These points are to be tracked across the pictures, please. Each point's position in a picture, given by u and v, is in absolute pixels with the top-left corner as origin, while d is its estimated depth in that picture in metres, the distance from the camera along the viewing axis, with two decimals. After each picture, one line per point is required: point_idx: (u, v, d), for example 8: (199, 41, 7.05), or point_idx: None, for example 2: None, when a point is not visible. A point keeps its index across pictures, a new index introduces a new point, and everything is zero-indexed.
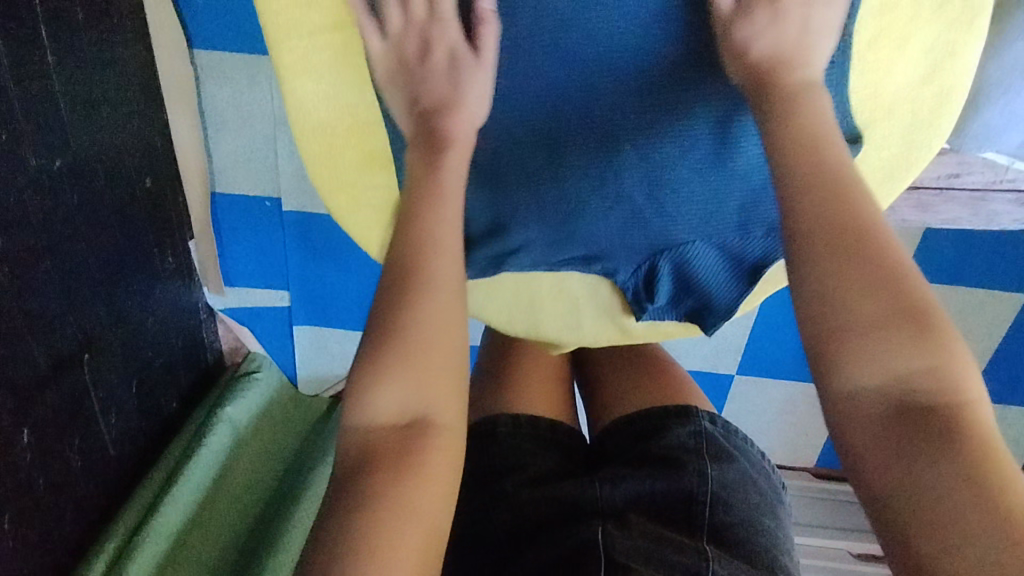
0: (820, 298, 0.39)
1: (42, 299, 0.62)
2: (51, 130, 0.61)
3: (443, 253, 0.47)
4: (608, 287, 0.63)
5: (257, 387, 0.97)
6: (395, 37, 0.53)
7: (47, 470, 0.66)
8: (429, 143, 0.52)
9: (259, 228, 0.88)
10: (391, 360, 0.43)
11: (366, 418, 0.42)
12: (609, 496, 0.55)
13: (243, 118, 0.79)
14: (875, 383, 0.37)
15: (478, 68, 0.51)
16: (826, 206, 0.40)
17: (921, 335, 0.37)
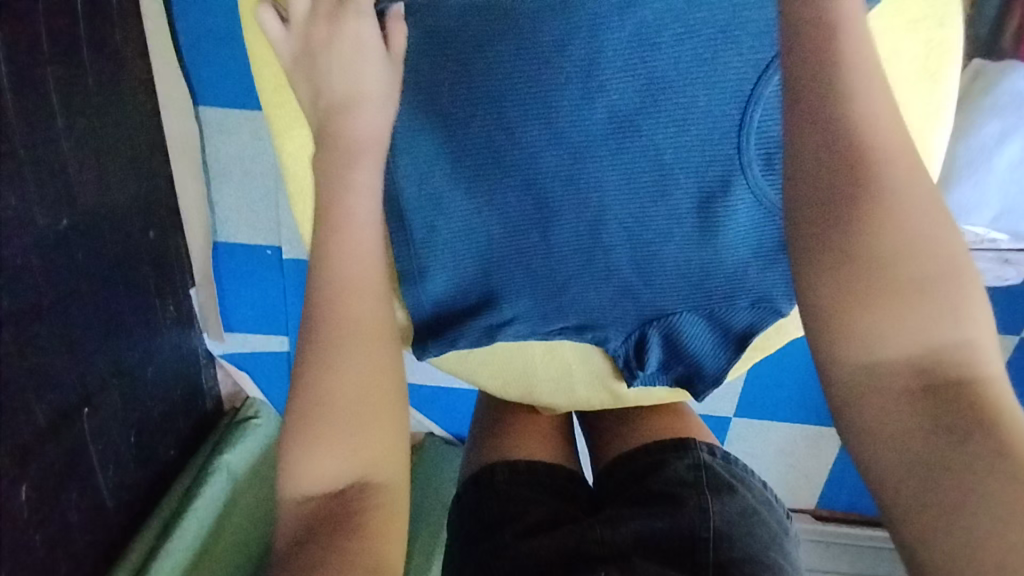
0: (847, 261, 0.38)
1: (44, 354, 0.63)
2: (58, 189, 0.63)
3: (355, 295, 0.46)
4: (599, 352, 0.64)
5: (257, 432, 0.97)
6: (298, 29, 0.52)
7: (43, 526, 0.65)
8: (331, 148, 0.49)
9: (261, 276, 0.90)
10: (323, 424, 0.43)
11: (296, 486, 0.43)
12: (611, 538, 0.54)
13: (247, 173, 0.82)
14: (897, 354, 0.37)
15: (379, 58, 0.51)
16: (844, 234, 0.38)
17: (946, 306, 0.37)
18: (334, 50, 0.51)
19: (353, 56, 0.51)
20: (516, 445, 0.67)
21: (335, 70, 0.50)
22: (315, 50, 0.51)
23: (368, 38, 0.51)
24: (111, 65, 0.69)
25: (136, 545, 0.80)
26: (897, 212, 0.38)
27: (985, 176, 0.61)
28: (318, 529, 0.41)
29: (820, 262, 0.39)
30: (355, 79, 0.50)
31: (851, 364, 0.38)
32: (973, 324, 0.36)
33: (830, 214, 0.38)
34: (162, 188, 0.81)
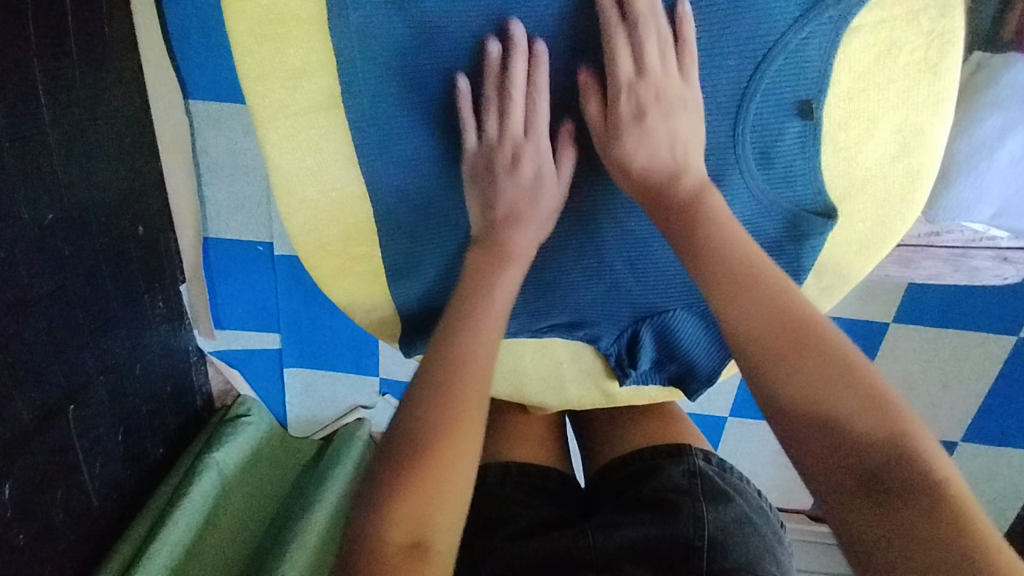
0: (774, 355, 0.42)
1: (28, 349, 0.62)
2: (44, 182, 0.62)
3: (474, 371, 0.47)
4: (592, 352, 0.63)
5: (245, 432, 0.95)
6: (490, 139, 0.52)
7: (28, 525, 0.64)
8: (489, 253, 0.53)
9: (251, 273, 0.89)
10: (413, 480, 0.43)
11: (375, 537, 0.42)
12: (603, 544, 0.54)
13: (237, 167, 0.81)
14: (841, 428, 0.40)
15: (558, 184, 0.53)
16: (766, 321, 0.43)
17: (875, 402, 0.40)
18: (518, 174, 0.53)
19: (539, 182, 0.53)
20: (509, 444, 0.68)
21: (507, 188, 0.53)
22: (495, 171, 0.53)
23: (547, 160, 0.53)
24: (99, 55, 0.68)
25: (123, 545, 0.79)
26: (821, 355, 0.42)
27: (991, 173, 0.55)
28: (392, 562, 0.41)
29: (760, 358, 0.43)
30: (530, 205, 0.53)
31: (802, 437, 0.41)
32: (915, 435, 0.39)
33: (753, 305, 0.44)
34: (152, 181, 0.80)
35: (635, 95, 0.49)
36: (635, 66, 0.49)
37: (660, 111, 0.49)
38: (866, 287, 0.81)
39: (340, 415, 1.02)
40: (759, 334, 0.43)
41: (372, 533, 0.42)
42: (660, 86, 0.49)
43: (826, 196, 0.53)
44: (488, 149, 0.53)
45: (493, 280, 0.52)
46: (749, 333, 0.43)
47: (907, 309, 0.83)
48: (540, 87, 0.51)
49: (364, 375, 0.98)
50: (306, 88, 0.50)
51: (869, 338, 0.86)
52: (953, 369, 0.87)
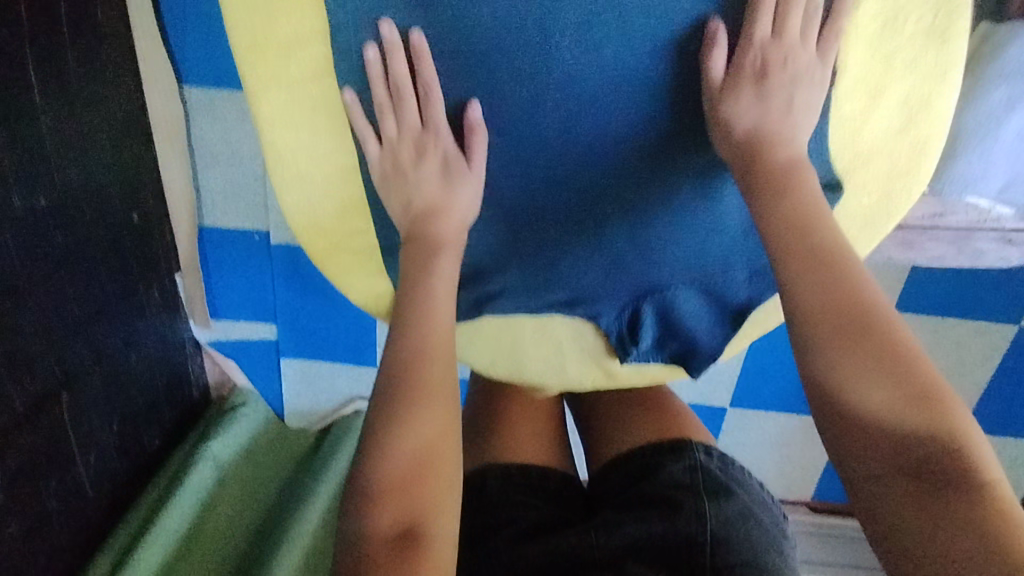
0: (832, 333, 0.44)
1: (22, 338, 0.61)
2: (37, 169, 0.61)
3: (436, 359, 0.50)
4: (593, 330, 0.61)
5: (243, 422, 0.96)
6: (390, 143, 0.53)
7: (21, 517, 0.64)
8: (419, 248, 0.54)
9: (248, 264, 0.88)
10: (390, 473, 0.46)
11: (361, 530, 0.44)
12: (607, 544, 0.56)
13: (234, 154, 0.80)
14: (887, 406, 0.42)
15: (468, 173, 0.53)
16: (824, 299, 0.45)
17: (918, 391, 0.42)
18: (430, 170, 0.54)
19: (455, 177, 0.53)
20: (509, 441, 0.67)
21: (421, 185, 0.54)
22: (405, 171, 0.54)
23: (456, 154, 0.53)
24: (91, 37, 0.67)
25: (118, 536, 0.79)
26: (876, 352, 0.43)
27: (1000, 147, 0.54)
28: (378, 552, 0.42)
29: (817, 333, 0.45)
30: (447, 197, 0.54)
31: (848, 408, 0.43)
32: (951, 421, 0.41)
33: (814, 280, 0.46)
34: (145, 168, 0.78)
35: (751, 61, 0.49)
36: (768, 33, 0.48)
37: (779, 80, 0.49)
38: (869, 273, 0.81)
39: (338, 406, 1.01)
40: (820, 311, 0.45)
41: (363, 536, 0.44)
42: (789, 57, 0.48)
43: (831, 168, 0.53)
44: (392, 152, 0.53)
45: (428, 271, 0.53)
46: (808, 308, 0.45)
47: (908, 299, 0.82)
48: (429, 83, 0.50)
49: (363, 366, 0.97)
50: (299, 56, 0.50)
51: None
52: (954, 358, 0.87)
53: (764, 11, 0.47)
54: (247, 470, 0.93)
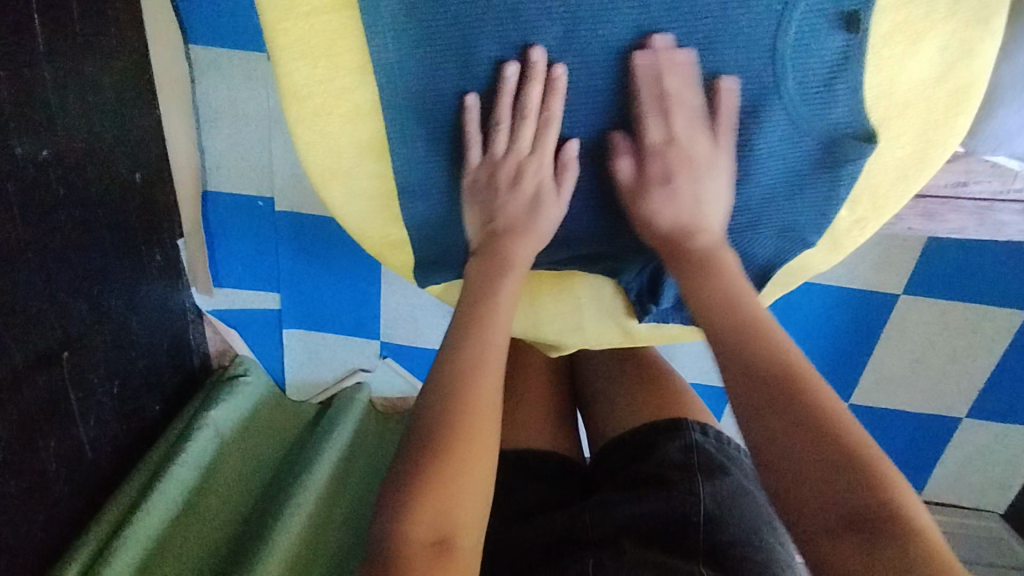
0: (756, 379, 0.46)
1: (23, 292, 0.60)
2: (39, 120, 0.60)
3: (487, 371, 0.50)
4: (613, 287, 0.63)
5: (244, 391, 0.94)
6: (493, 157, 0.54)
7: (20, 473, 0.63)
8: (488, 260, 0.55)
9: (253, 230, 0.87)
10: (431, 476, 0.45)
11: (399, 529, 0.44)
12: (601, 522, 0.58)
13: (241, 117, 0.79)
14: (806, 447, 0.42)
15: (555, 199, 0.55)
16: (747, 349, 0.48)
17: (843, 433, 0.42)
18: (521, 190, 0.54)
19: (547, 205, 0.55)
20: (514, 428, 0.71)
21: (508, 201, 0.55)
22: (495, 186, 0.55)
23: (552, 184, 0.54)
24: None
25: (114, 503, 0.77)
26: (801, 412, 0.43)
27: None
28: (415, 554, 0.43)
29: (739, 379, 0.47)
30: (530, 220, 0.55)
31: (769, 449, 0.43)
32: (873, 460, 0.41)
33: (738, 338, 0.49)
34: (151, 130, 0.77)
35: (662, 166, 0.53)
36: (662, 136, 0.52)
37: (684, 177, 0.53)
38: (880, 254, 0.80)
39: (340, 377, 1.01)
40: (738, 359, 0.48)
41: (396, 532, 0.44)
42: (687, 152, 0.52)
43: (865, 119, 0.51)
44: (491, 164, 0.54)
45: (494, 287, 0.54)
46: (731, 359, 0.48)
47: (918, 280, 0.82)
48: (555, 114, 0.51)
49: (367, 339, 0.96)
50: None
51: (878, 309, 0.85)
52: (962, 341, 0.87)
53: (648, 120, 0.51)
54: (247, 442, 0.92)
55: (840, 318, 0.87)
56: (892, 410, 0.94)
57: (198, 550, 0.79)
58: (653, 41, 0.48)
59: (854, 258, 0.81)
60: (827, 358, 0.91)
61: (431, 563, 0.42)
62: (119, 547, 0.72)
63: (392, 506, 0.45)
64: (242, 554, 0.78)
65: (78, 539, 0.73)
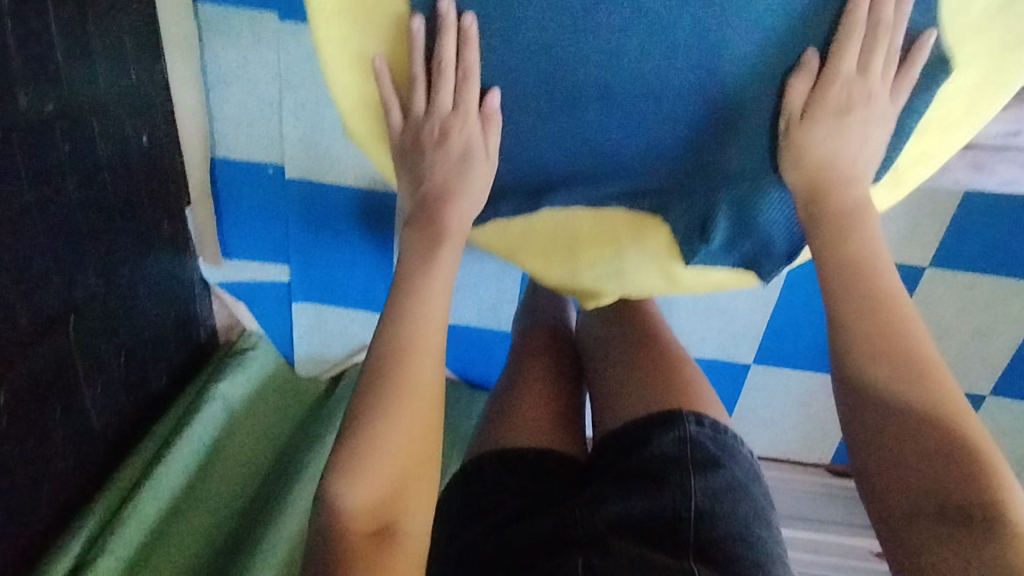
0: (869, 354, 0.49)
1: (28, 250, 0.58)
2: (44, 71, 0.57)
3: (421, 354, 0.51)
4: (659, 226, 0.56)
5: (252, 364, 0.92)
6: (415, 117, 0.53)
7: (26, 439, 0.61)
8: (425, 233, 0.55)
9: (264, 200, 0.84)
10: (367, 473, 0.47)
11: (338, 525, 0.46)
12: (592, 522, 0.57)
13: (250, 79, 0.76)
14: (915, 430, 0.46)
15: (482, 158, 0.54)
16: (867, 322, 0.50)
17: (950, 425, 0.45)
18: (448, 148, 0.54)
19: (467, 164, 0.54)
20: (509, 428, 0.68)
21: (436, 164, 0.55)
22: (422, 146, 0.55)
23: (478, 142, 0.53)
24: None
25: (118, 478, 0.75)
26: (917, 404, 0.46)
27: None
28: (358, 546, 0.46)
29: (854, 348, 0.50)
30: (460, 181, 0.55)
31: (874, 427, 0.47)
32: (981, 459, 0.44)
33: (861, 308, 0.50)
34: (157, 89, 0.74)
35: (833, 102, 0.50)
36: (858, 67, 0.49)
37: (859, 114, 0.51)
38: (908, 224, 0.78)
39: (350, 352, 0.97)
40: (854, 323, 0.50)
41: (337, 526, 0.46)
42: (867, 88, 0.50)
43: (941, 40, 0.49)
44: (413, 124, 0.54)
45: (426, 261, 0.55)
46: (855, 328, 0.50)
47: (946, 251, 0.80)
48: (471, 64, 0.50)
49: (378, 312, 0.93)
50: None
51: (906, 282, 0.83)
52: (993, 314, 0.84)
53: (853, 46, 0.48)
54: (248, 424, 0.89)
55: None
56: None
57: (197, 538, 0.76)
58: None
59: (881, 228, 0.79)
60: None
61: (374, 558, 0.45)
62: (112, 537, 0.70)
63: (330, 506, 0.47)
64: (245, 542, 0.77)
65: (71, 525, 0.70)
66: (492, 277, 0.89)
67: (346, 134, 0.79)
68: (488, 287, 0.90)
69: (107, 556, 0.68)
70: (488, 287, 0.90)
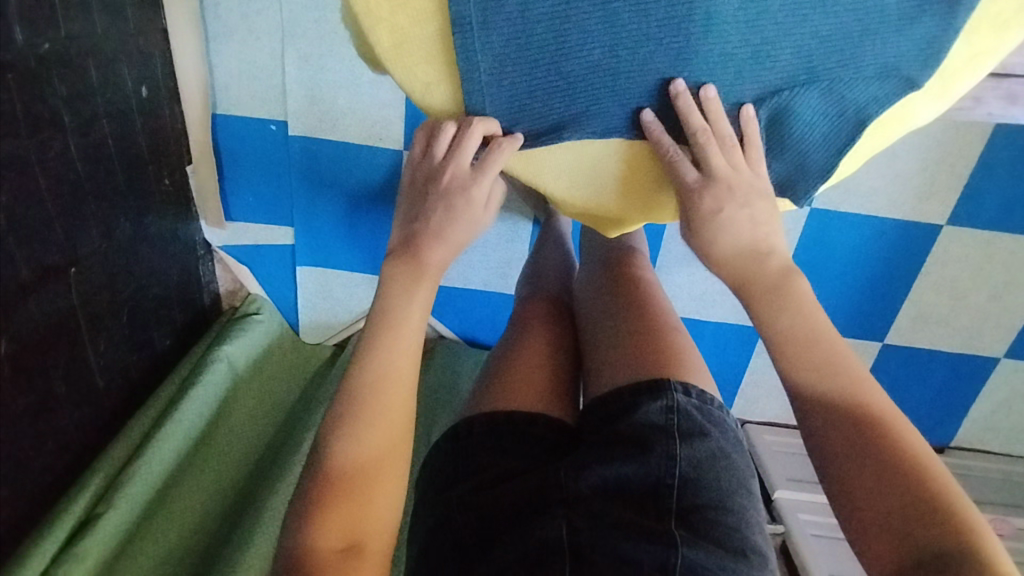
0: (823, 416, 0.51)
1: (25, 195, 0.56)
2: (39, 5, 0.55)
3: (395, 386, 0.53)
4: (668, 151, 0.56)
5: (257, 329, 0.91)
6: (431, 164, 0.57)
7: (29, 390, 0.59)
8: (408, 250, 0.57)
9: (266, 158, 0.83)
10: (338, 495, 0.49)
11: (307, 544, 0.47)
12: (575, 485, 0.55)
13: (252, 31, 0.74)
14: (883, 489, 0.47)
15: (464, 224, 0.57)
16: (819, 377, 0.52)
17: (921, 477, 0.47)
18: (448, 205, 0.57)
19: (462, 218, 0.57)
20: (501, 390, 0.65)
21: (433, 212, 0.57)
22: (426, 190, 0.58)
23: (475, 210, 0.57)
24: None
25: (126, 434, 0.75)
26: (882, 453, 0.48)
27: None
28: (326, 562, 0.46)
29: (810, 406, 0.51)
30: (449, 235, 0.57)
31: (846, 485, 0.48)
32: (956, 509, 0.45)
33: (813, 370, 0.52)
34: (156, 38, 0.72)
35: (704, 201, 0.54)
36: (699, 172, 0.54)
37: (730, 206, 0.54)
38: (924, 178, 0.77)
39: (355, 319, 0.96)
40: (811, 380, 0.52)
41: (307, 542, 0.47)
42: (730, 183, 0.53)
43: None
44: (429, 169, 0.57)
45: (407, 296, 0.56)
46: (803, 392, 0.52)
47: (963, 206, 0.79)
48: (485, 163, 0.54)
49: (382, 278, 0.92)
50: None
51: (920, 242, 0.82)
52: (1012, 272, 0.83)
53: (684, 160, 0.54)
54: (246, 395, 0.87)
55: (879, 253, 0.83)
56: (927, 351, 0.90)
57: (201, 502, 0.75)
58: (706, 87, 0.51)
59: (898, 181, 0.78)
60: (863, 294, 0.87)
61: (341, 567, 0.46)
62: (117, 495, 0.68)
63: (302, 522, 0.48)
64: (249, 508, 0.76)
65: (76, 483, 0.68)
66: (503, 239, 0.89)
67: (352, 85, 0.77)
68: (499, 249, 0.89)
69: (112, 512, 0.67)
70: (498, 251, 0.89)
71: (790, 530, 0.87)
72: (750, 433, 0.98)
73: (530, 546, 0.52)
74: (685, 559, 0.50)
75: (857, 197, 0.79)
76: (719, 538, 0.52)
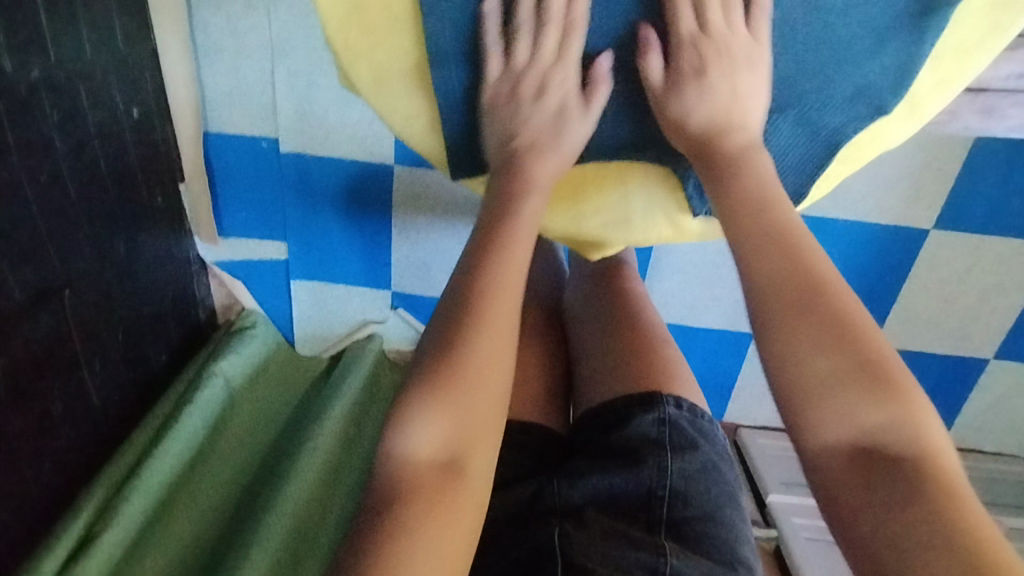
0: (784, 341, 0.45)
1: (18, 221, 0.57)
2: (27, 36, 0.56)
3: (506, 294, 0.48)
4: (664, 175, 0.57)
5: (254, 346, 0.91)
6: (514, 68, 0.53)
7: (27, 414, 0.60)
8: (506, 169, 0.54)
9: (259, 175, 0.83)
10: (439, 401, 0.44)
11: (404, 454, 0.44)
12: (567, 495, 0.56)
13: (242, 50, 0.75)
14: (846, 407, 0.43)
15: (582, 115, 0.53)
16: (783, 283, 0.46)
17: (881, 388, 0.43)
18: (547, 105, 0.54)
19: (576, 112, 0.53)
20: None
21: (531, 116, 0.54)
22: (520, 99, 0.53)
23: (577, 94, 0.53)
24: None
25: (123, 454, 0.75)
26: (846, 362, 0.43)
27: None
28: (423, 478, 0.43)
29: (775, 323, 0.45)
30: (559, 141, 0.54)
31: (815, 408, 0.43)
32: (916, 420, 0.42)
33: (780, 279, 0.46)
34: (147, 60, 0.73)
35: (693, 55, 0.51)
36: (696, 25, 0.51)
37: (717, 72, 0.51)
38: (911, 184, 0.78)
39: (351, 331, 0.97)
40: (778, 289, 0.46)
41: (403, 457, 0.44)
42: (722, 45, 0.51)
43: None
44: (512, 77, 0.53)
45: (517, 205, 0.52)
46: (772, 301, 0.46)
47: (948, 212, 0.79)
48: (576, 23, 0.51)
49: (378, 290, 0.93)
50: None
51: (908, 246, 0.83)
52: (997, 276, 0.84)
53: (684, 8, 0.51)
54: (244, 410, 0.88)
55: (864, 258, 0.84)
56: (915, 354, 0.91)
57: (201, 517, 0.76)
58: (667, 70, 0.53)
59: (885, 186, 0.78)
60: None
61: (441, 483, 0.42)
62: (115, 514, 0.69)
63: (395, 430, 0.45)
64: (246, 520, 0.76)
65: (76, 502, 0.70)
66: None
67: (342, 102, 0.77)
68: None
69: (110, 531, 0.68)
70: None
71: (783, 533, 0.88)
72: (743, 437, 0.99)
73: (519, 555, 0.53)
74: (673, 567, 0.51)
75: (844, 201, 0.80)
76: (708, 550, 0.53)
